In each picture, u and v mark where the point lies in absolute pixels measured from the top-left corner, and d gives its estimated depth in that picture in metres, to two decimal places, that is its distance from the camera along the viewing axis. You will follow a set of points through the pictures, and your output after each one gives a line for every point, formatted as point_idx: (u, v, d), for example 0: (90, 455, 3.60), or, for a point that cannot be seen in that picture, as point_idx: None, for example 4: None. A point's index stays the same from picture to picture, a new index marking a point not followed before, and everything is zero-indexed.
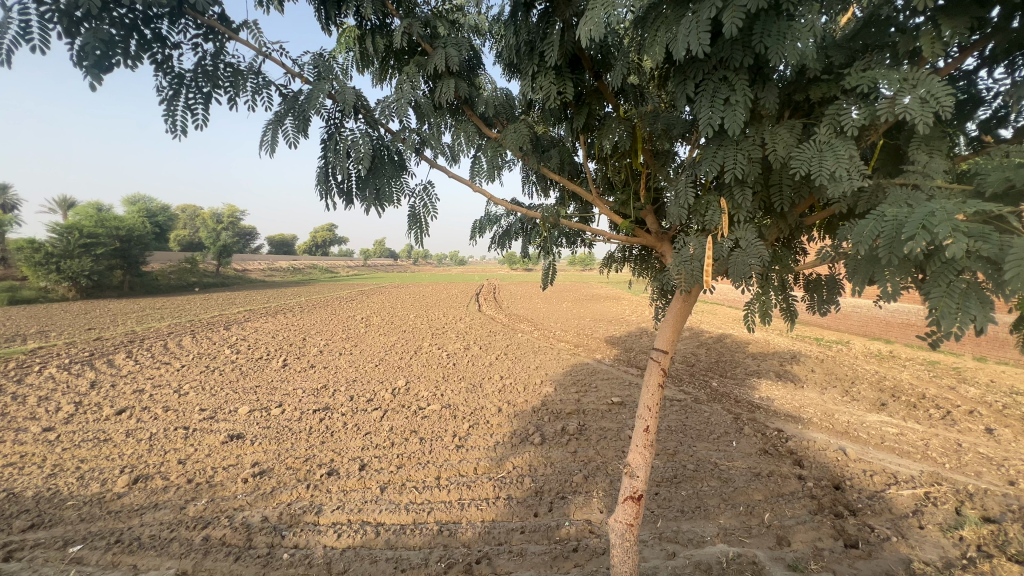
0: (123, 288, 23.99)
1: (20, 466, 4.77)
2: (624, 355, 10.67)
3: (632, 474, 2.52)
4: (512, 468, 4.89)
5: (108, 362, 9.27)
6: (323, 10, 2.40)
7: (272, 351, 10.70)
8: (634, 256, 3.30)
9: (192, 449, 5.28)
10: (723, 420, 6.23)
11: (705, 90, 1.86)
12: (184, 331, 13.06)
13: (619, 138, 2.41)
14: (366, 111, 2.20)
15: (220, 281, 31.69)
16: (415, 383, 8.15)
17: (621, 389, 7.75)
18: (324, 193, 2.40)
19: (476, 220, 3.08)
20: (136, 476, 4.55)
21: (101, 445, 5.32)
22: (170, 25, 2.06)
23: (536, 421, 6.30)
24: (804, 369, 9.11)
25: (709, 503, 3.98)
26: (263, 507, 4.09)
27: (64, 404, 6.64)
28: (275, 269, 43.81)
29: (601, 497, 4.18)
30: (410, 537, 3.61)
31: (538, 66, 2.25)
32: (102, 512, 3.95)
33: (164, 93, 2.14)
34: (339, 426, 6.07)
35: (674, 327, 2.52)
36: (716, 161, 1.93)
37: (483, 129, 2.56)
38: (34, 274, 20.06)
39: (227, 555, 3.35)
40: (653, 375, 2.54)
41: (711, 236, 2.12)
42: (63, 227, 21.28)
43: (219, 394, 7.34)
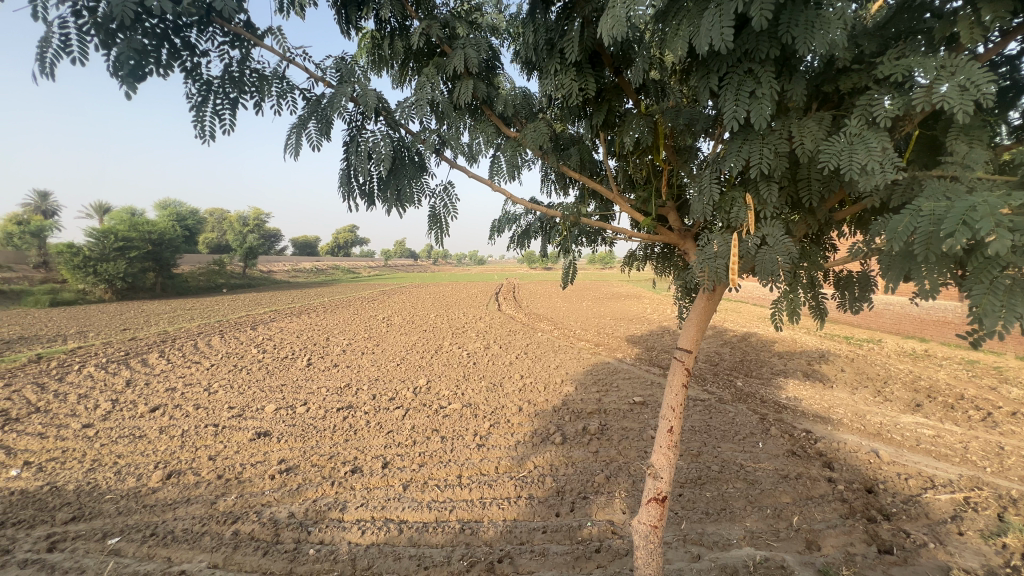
0: (156, 289, 24.85)
1: (62, 461, 4.99)
2: (646, 354, 10.53)
3: (656, 476, 2.49)
4: (533, 468, 4.87)
5: (142, 361, 9.60)
6: (344, 14, 2.43)
7: (296, 351, 10.94)
8: (656, 254, 3.26)
9: (220, 446, 5.42)
10: (749, 420, 6.10)
11: (730, 84, 1.82)
12: (213, 331, 13.44)
13: (640, 134, 2.37)
14: (387, 114, 2.22)
15: (247, 282, 32.54)
16: (436, 382, 8.21)
17: (643, 389, 7.65)
18: (346, 195, 2.42)
19: (494, 219, 3.08)
20: (170, 472, 4.71)
21: (136, 441, 5.53)
22: (198, 34, 2.12)
23: (556, 420, 6.28)
24: (834, 368, 8.84)
25: (735, 505, 3.90)
26: (290, 503, 4.18)
27: (102, 401, 6.92)
28: (299, 270, 44.75)
29: (624, 497, 4.14)
30: (433, 535, 3.64)
31: (557, 64, 2.24)
32: (138, 506, 4.10)
33: (193, 99, 2.20)
34: (362, 425, 6.15)
35: (698, 326, 2.47)
36: (740, 156, 1.89)
37: (502, 129, 2.56)
38: (73, 277, 20.95)
39: (256, 549, 3.44)
40: (677, 375, 2.50)
41: (736, 233, 2.06)
42: (99, 231, 22.16)
43: (247, 393, 7.53)
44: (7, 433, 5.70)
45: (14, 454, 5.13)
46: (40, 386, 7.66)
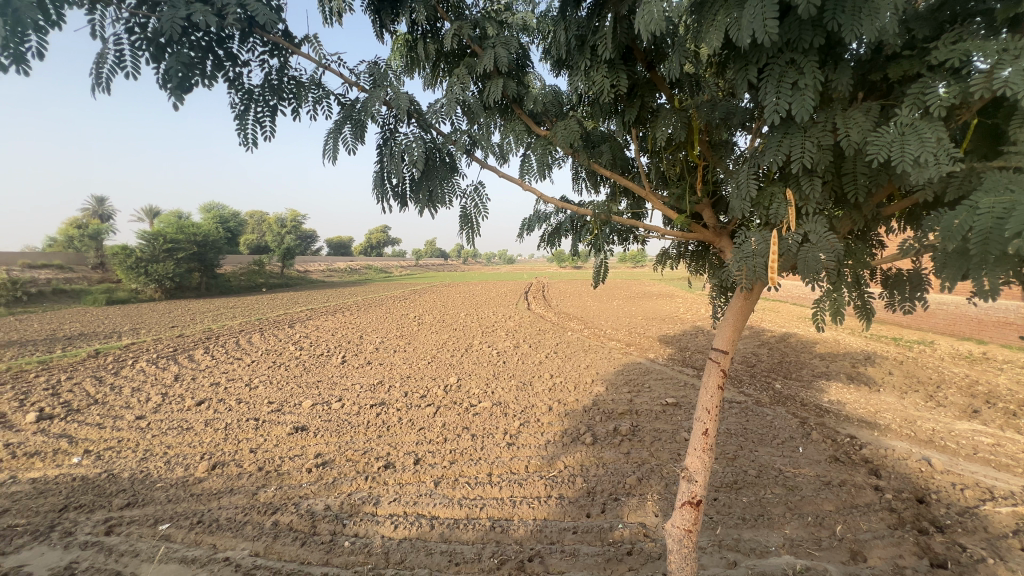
0: (201, 289, 26.08)
1: (117, 450, 5.31)
2: (679, 355, 10.31)
3: (690, 479, 2.43)
4: (564, 468, 4.85)
5: (188, 357, 10.09)
6: (378, 19, 2.49)
7: (331, 348, 11.26)
8: (690, 252, 3.19)
9: (261, 440, 5.63)
10: (788, 424, 5.88)
11: (770, 75, 1.76)
12: (254, 329, 14.01)
13: (674, 130, 2.32)
14: (419, 116, 2.25)
15: (285, 282, 33.72)
16: (466, 380, 8.29)
17: (676, 390, 7.50)
18: (380, 197, 2.46)
19: (524, 218, 3.08)
20: (214, 463, 4.94)
21: (184, 433, 5.82)
22: (240, 45, 2.21)
23: (587, 420, 6.23)
24: (880, 371, 8.42)
25: (773, 512, 3.77)
26: (326, 496, 4.31)
27: (153, 395, 7.32)
28: (334, 270, 46.04)
29: (656, 500, 4.07)
30: (464, 532, 3.68)
31: (589, 61, 2.22)
32: (186, 494, 4.32)
33: (236, 108, 2.30)
34: (394, 421, 6.27)
35: (734, 327, 2.40)
36: (781, 150, 1.83)
37: (533, 128, 2.56)
38: (127, 277, 22.23)
39: (295, 540, 3.56)
40: (712, 376, 2.43)
41: (776, 231, 1.99)
42: (150, 234, 23.43)
43: (286, 388, 7.80)
44: (69, 423, 6.12)
45: (76, 442, 5.50)
46: (98, 379, 8.16)
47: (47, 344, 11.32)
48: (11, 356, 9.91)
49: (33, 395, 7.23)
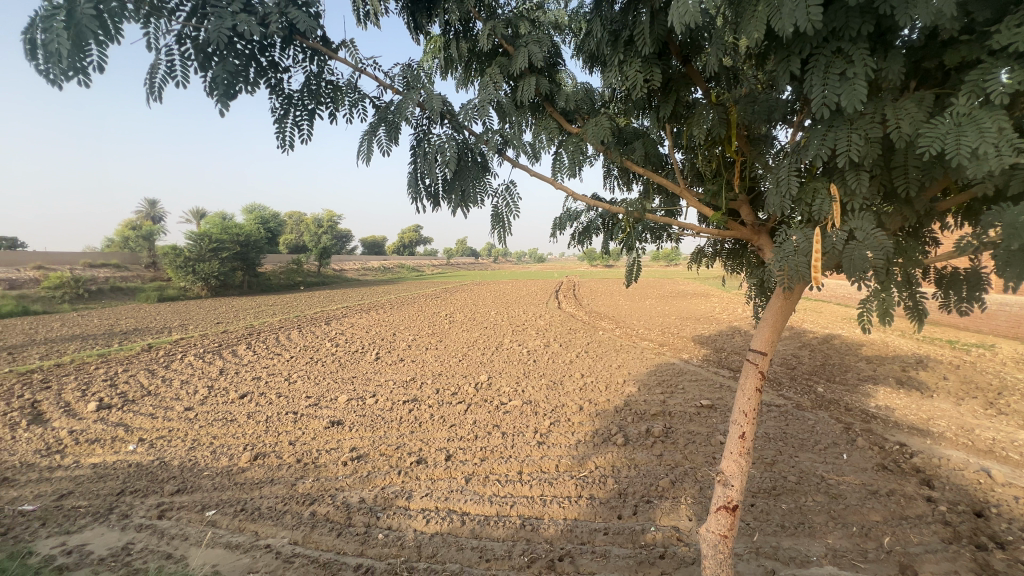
0: (244, 287, 27.25)
1: (168, 439, 5.62)
2: (715, 356, 10.03)
3: (726, 483, 2.37)
4: (595, 468, 4.82)
5: (232, 352, 10.57)
6: (413, 21, 2.54)
7: (366, 345, 11.56)
8: (726, 250, 3.10)
9: (299, 433, 5.84)
10: (831, 429, 5.64)
11: (816, 66, 1.69)
12: (293, 326, 14.53)
13: (710, 124, 2.27)
14: (452, 116, 2.27)
15: (322, 281, 34.81)
16: (496, 378, 8.34)
17: (711, 392, 7.31)
18: (414, 197, 2.50)
19: (556, 216, 3.07)
20: (256, 454, 5.15)
21: (228, 424, 6.10)
22: (281, 52, 2.30)
23: (619, 420, 6.16)
24: (933, 375, 7.95)
25: (815, 520, 3.63)
26: (361, 489, 4.43)
27: (200, 387, 7.71)
28: (368, 269, 47.17)
29: (690, 504, 3.98)
30: (494, 529, 3.71)
31: (623, 56, 2.19)
32: (230, 483, 4.53)
33: (276, 113, 2.39)
34: (426, 418, 6.38)
35: (773, 327, 2.33)
36: (825, 144, 1.76)
37: (564, 125, 2.55)
38: (176, 276, 23.49)
39: (331, 530, 3.68)
40: (750, 378, 2.36)
41: (819, 228, 1.91)
42: (197, 235, 24.63)
43: (322, 383, 8.06)
44: (126, 412, 6.52)
45: (132, 430, 5.86)
46: (151, 372, 8.66)
47: (106, 337, 12.11)
48: (74, 350, 10.65)
49: (94, 385, 7.75)
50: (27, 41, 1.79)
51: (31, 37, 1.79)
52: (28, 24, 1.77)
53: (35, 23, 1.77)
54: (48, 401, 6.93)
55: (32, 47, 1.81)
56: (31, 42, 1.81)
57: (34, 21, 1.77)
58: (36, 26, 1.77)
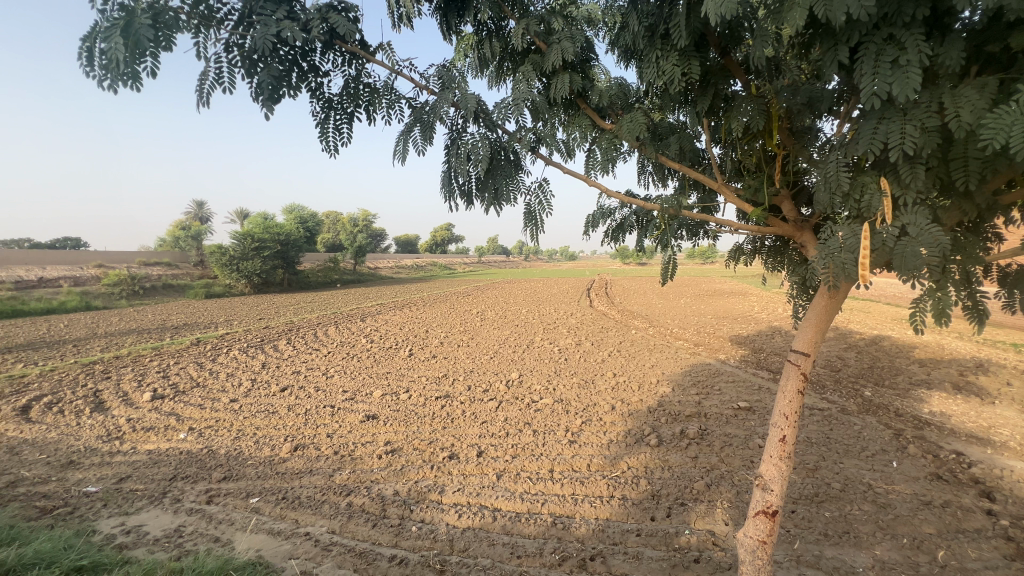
0: (284, 285, 28.32)
1: (215, 429, 5.92)
2: (753, 357, 9.71)
3: (765, 487, 2.30)
4: (627, 469, 4.76)
5: (273, 347, 11.01)
6: (446, 22, 2.57)
7: (400, 341, 11.82)
8: (767, 247, 3.00)
9: (336, 426, 6.03)
10: (880, 436, 5.36)
11: (865, 55, 1.62)
12: (330, 322, 15.00)
13: (750, 117, 2.21)
14: (485, 116, 2.29)
15: (357, 278, 35.75)
16: (527, 376, 8.35)
17: (749, 393, 7.08)
18: (447, 196, 2.53)
19: (588, 214, 3.05)
20: (296, 445, 5.36)
21: (270, 416, 6.37)
22: (321, 56, 2.37)
23: (652, 421, 6.06)
24: (995, 381, 7.43)
25: (861, 530, 3.47)
26: (395, 482, 4.54)
27: (244, 380, 8.07)
28: (401, 267, 48.11)
29: (727, 508, 3.88)
30: (525, 526, 3.73)
31: (659, 50, 2.15)
32: (272, 472, 4.73)
33: (318, 117, 2.49)
34: (458, 414, 6.46)
35: (816, 328, 2.24)
36: (876, 137, 1.68)
37: (597, 122, 2.53)
38: (222, 273, 24.74)
39: (367, 521, 3.79)
40: (791, 380, 2.27)
41: (868, 224, 1.82)
42: (241, 235, 25.75)
43: (358, 378, 8.30)
44: (177, 402, 6.91)
45: (182, 420, 6.20)
46: (199, 364, 9.14)
47: (159, 332, 12.85)
48: (130, 342, 11.36)
49: (149, 376, 8.24)
50: (86, 49, 1.92)
51: (89, 45, 1.92)
52: (87, 33, 1.89)
53: (94, 32, 1.89)
54: (109, 390, 7.42)
55: (89, 54, 1.94)
56: (89, 50, 1.93)
57: (93, 31, 1.90)
58: (95, 35, 1.90)
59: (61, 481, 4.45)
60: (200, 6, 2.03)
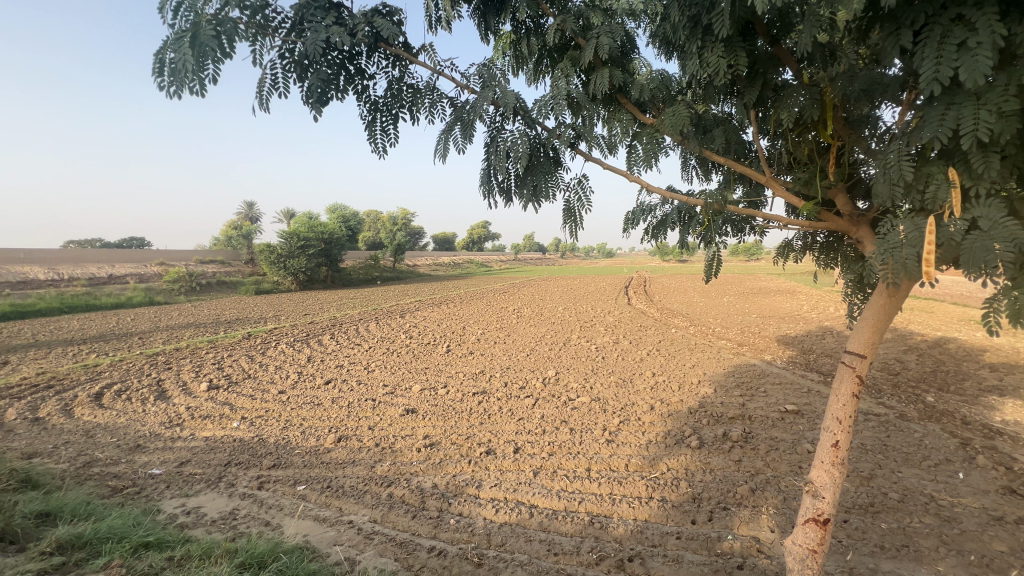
0: (328, 282, 29.39)
1: (266, 418, 6.23)
2: (802, 358, 9.28)
3: (815, 494, 2.21)
4: (666, 470, 4.66)
5: (318, 341, 11.45)
6: (484, 22, 2.59)
7: (438, 337, 12.03)
8: (819, 243, 2.87)
9: (377, 419, 6.22)
10: (944, 445, 5.01)
11: (930, 38, 1.53)
12: (371, 318, 15.46)
13: (802, 108, 2.11)
14: (525, 113, 2.30)
15: (397, 275, 36.60)
16: (564, 374, 8.32)
17: (797, 396, 6.78)
18: (487, 193, 2.55)
19: (629, 211, 3.01)
20: (340, 436, 5.56)
21: (316, 408, 6.65)
22: (367, 59, 2.45)
23: (693, 422, 5.91)
24: None
25: (921, 544, 3.26)
26: (434, 475, 4.64)
27: (291, 373, 8.46)
28: (439, 264, 48.88)
29: (773, 514, 3.74)
30: (562, 524, 3.72)
31: (703, 42, 2.09)
32: (318, 461, 4.93)
33: (365, 118, 2.59)
34: (495, 410, 6.52)
35: (874, 327, 2.12)
36: (944, 124, 1.57)
37: (639, 116, 2.49)
38: (271, 271, 25.99)
39: (407, 512, 3.89)
40: (846, 383, 2.16)
41: (934, 217, 1.71)
42: (288, 233, 26.87)
43: (398, 373, 8.51)
44: (231, 393, 7.32)
45: (235, 409, 6.56)
46: (251, 357, 9.64)
47: (214, 326, 13.64)
48: (189, 335, 12.10)
49: (206, 368, 8.77)
50: (158, 62, 2.06)
51: (160, 57, 2.06)
52: (160, 46, 2.03)
53: (165, 45, 2.03)
54: (170, 380, 7.95)
55: (160, 65, 2.08)
56: (161, 61, 2.07)
57: (165, 43, 2.04)
58: (166, 48, 2.04)
59: (129, 463, 4.82)
60: (258, 16, 2.14)
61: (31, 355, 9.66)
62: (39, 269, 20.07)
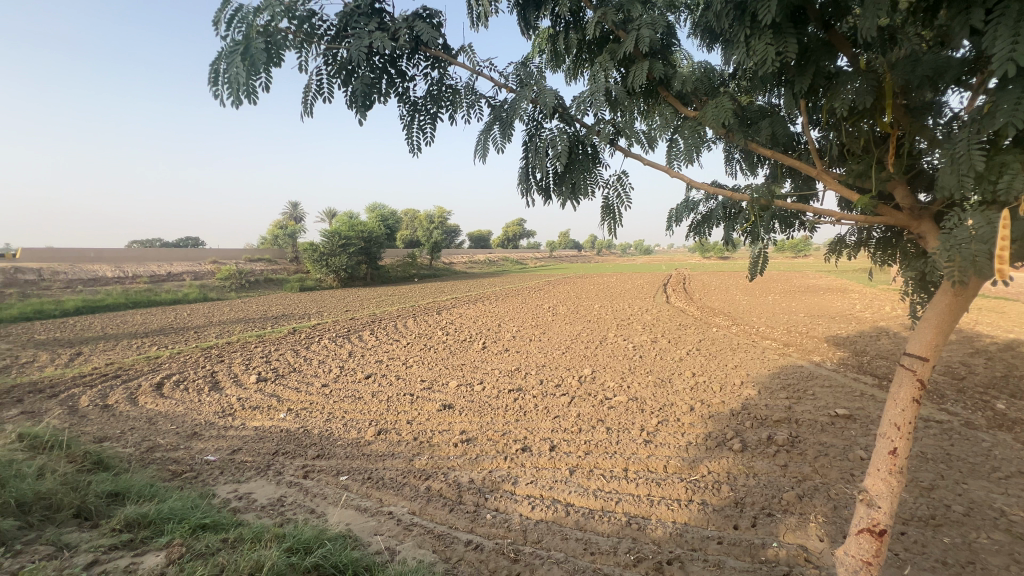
0: (368, 279, 30.23)
1: (310, 410, 6.49)
2: (854, 359, 8.80)
3: (870, 503, 2.10)
4: (707, 473, 4.54)
5: (358, 337, 11.83)
6: (523, 17, 2.59)
7: (474, 334, 12.15)
8: (876, 239, 2.72)
9: (415, 413, 6.36)
10: (1017, 456, 4.63)
11: (1005, 17, 1.42)
12: (408, 315, 15.78)
13: (858, 96, 2.00)
14: (563, 110, 2.29)
15: (433, 273, 37.18)
16: (600, 373, 8.23)
17: (849, 400, 6.44)
18: (525, 192, 2.56)
19: (671, 208, 2.96)
20: (380, 429, 5.72)
21: (356, 401, 6.86)
22: (408, 62, 2.50)
23: (735, 424, 5.73)
24: None
25: (989, 561, 3.03)
26: (470, 470, 4.71)
27: (334, 367, 8.77)
28: (475, 262, 49.33)
29: (822, 523, 3.57)
30: (599, 523, 3.70)
31: (750, 29, 2.00)
32: (359, 453, 5.10)
33: (404, 118, 2.65)
34: (531, 407, 6.54)
35: (937, 329, 1.99)
36: (1019, 108, 1.45)
37: (680, 109, 2.43)
38: (315, 268, 27.02)
39: (444, 505, 3.97)
40: (906, 388, 2.04)
41: (1008, 210, 1.58)
42: (330, 232, 27.78)
43: (435, 369, 8.66)
44: (278, 385, 7.67)
45: (282, 401, 6.87)
46: (296, 351, 10.06)
47: (262, 321, 14.32)
48: (240, 330, 12.76)
49: (255, 361, 9.22)
50: (213, 72, 2.18)
51: (215, 68, 2.18)
52: (215, 57, 2.15)
53: (220, 56, 2.15)
54: (223, 372, 8.41)
55: (215, 75, 2.20)
56: (216, 72, 2.19)
57: (219, 55, 2.15)
58: (221, 59, 2.15)
59: (187, 449, 5.13)
60: (305, 25, 2.22)
61: (101, 346, 10.45)
62: (107, 267, 21.65)
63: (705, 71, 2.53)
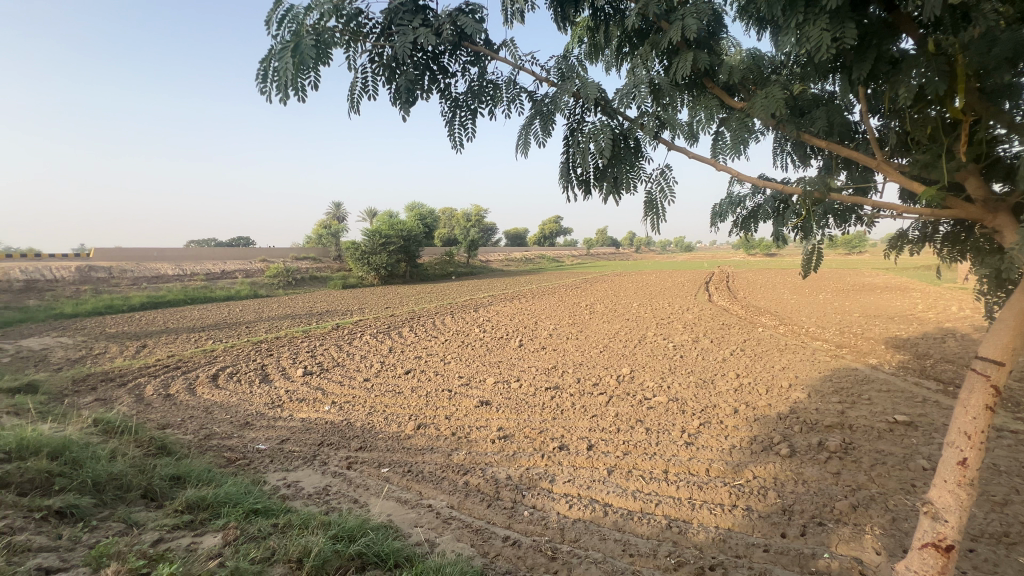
0: (407, 277, 30.93)
1: (353, 404, 6.71)
2: (917, 363, 8.22)
3: (936, 517, 1.97)
4: (752, 478, 4.37)
5: (398, 333, 12.12)
6: (560, 12, 2.57)
7: (510, 332, 12.21)
8: (943, 234, 2.54)
9: (453, 409, 6.47)
10: None
11: None
12: (446, 311, 16.04)
13: (925, 81, 1.88)
14: (605, 103, 2.26)
15: (470, 270, 37.60)
16: (639, 372, 8.07)
17: (910, 405, 6.04)
18: (566, 186, 2.54)
19: (715, 204, 2.86)
20: (419, 424, 5.84)
21: (397, 396, 7.04)
22: (450, 58, 2.53)
23: (783, 428, 5.49)
24: None
25: None
26: (507, 467, 4.74)
27: (374, 362, 9.02)
28: (511, 260, 49.56)
29: (878, 535, 3.37)
30: (637, 525, 3.64)
31: (804, 15, 1.91)
32: (399, 446, 5.23)
33: (446, 115, 2.69)
34: (568, 406, 6.50)
35: (1015, 330, 1.83)
36: None
37: (726, 99, 2.35)
38: (356, 267, 27.94)
39: (482, 500, 4.02)
40: (978, 394, 1.89)
41: None
42: (371, 232, 28.51)
43: (473, 366, 8.75)
44: (323, 379, 7.97)
45: (327, 394, 7.14)
46: (339, 346, 10.41)
47: (308, 317, 14.94)
48: (287, 325, 13.37)
49: (301, 355, 9.62)
50: (263, 70, 2.28)
51: (265, 66, 2.28)
52: (265, 56, 2.25)
53: (270, 54, 2.25)
54: (272, 365, 8.82)
55: (264, 72, 2.30)
56: (265, 69, 2.29)
57: (270, 53, 2.25)
58: (271, 57, 2.25)
59: (240, 437, 5.42)
60: (352, 23, 2.29)
61: (163, 339, 11.20)
62: (168, 266, 23.17)
63: (753, 58, 2.43)
